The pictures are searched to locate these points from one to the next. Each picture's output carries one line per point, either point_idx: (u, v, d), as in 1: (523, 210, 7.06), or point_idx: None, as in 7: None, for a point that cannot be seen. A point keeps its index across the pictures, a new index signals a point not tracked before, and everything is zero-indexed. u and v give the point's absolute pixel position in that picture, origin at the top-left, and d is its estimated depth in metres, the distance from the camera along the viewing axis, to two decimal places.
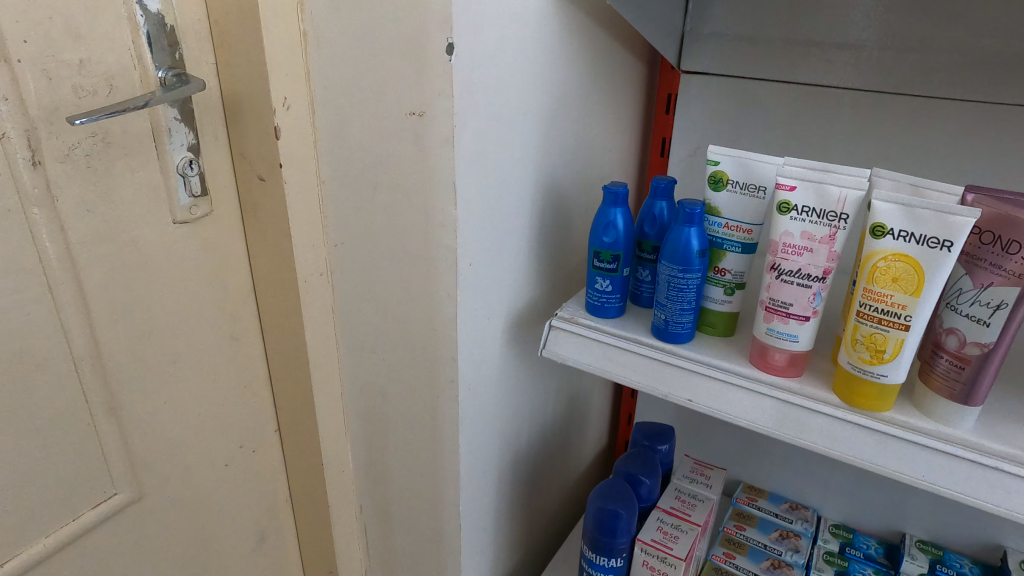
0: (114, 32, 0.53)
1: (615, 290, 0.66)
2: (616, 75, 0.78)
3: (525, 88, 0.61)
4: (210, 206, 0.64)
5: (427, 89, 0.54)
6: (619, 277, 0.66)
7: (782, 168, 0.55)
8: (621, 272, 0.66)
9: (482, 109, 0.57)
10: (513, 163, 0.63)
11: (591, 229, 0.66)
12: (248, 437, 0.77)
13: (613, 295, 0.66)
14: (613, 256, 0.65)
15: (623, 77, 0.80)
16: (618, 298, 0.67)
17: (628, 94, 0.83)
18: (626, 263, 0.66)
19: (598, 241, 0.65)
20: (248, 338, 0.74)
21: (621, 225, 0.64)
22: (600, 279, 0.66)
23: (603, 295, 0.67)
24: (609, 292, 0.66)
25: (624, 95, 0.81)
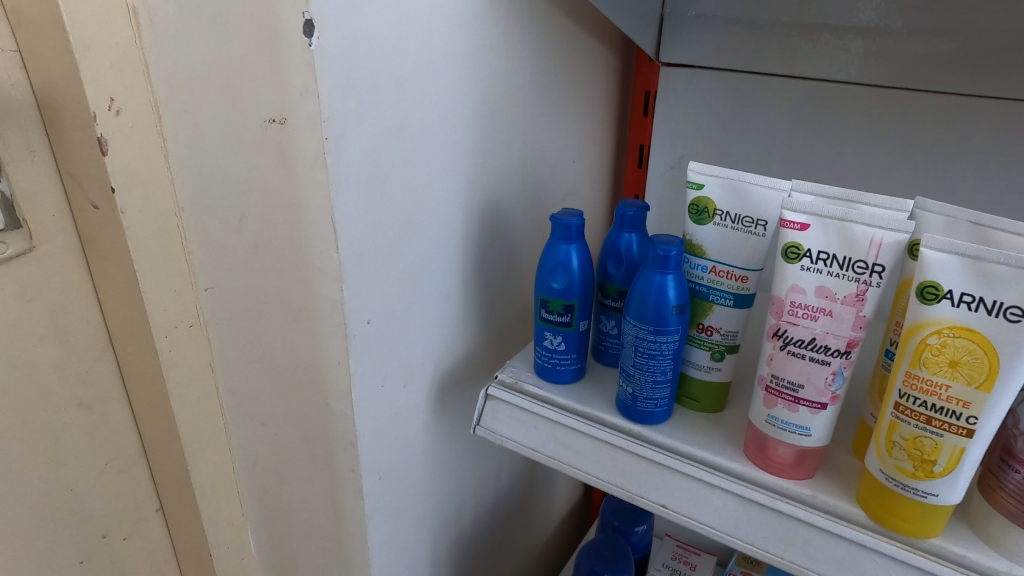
0: None
1: (570, 349, 0.51)
2: (577, 67, 0.62)
3: (443, 84, 0.45)
4: (28, 240, 0.48)
5: (287, 88, 0.38)
6: (575, 333, 0.50)
7: (789, 197, 0.40)
8: (577, 326, 0.50)
9: (373, 113, 0.40)
10: (429, 186, 0.47)
11: (536, 269, 0.50)
12: (115, 522, 0.61)
13: (568, 355, 0.51)
14: (566, 306, 0.49)
15: (588, 68, 0.64)
16: (576, 360, 0.52)
17: (595, 91, 0.67)
18: (584, 315, 0.51)
19: (546, 286, 0.50)
20: (106, 403, 0.58)
21: (575, 266, 0.49)
22: (549, 335, 0.51)
23: (554, 355, 0.51)
24: (562, 351, 0.51)
25: (590, 93, 0.66)
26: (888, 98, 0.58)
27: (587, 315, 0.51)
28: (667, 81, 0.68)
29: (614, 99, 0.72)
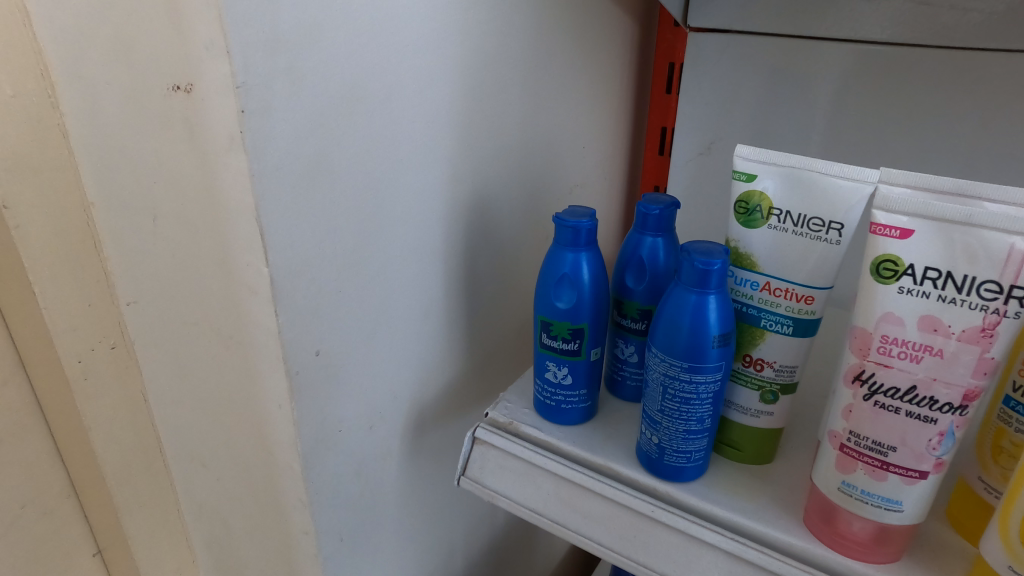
0: None
1: (580, 384, 0.41)
2: (588, 32, 0.51)
3: (413, 44, 0.35)
4: None
5: (189, 42, 0.27)
6: (585, 363, 0.40)
7: (883, 194, 0.29)
8: (589, 355, 0.40)
9: (313, 79, 0.30)
10: (396, 177, 0.36)
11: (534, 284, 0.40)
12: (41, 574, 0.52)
13: (577, 391, 0.41)
14: (574, 331, 0.39)
15: (600, 35, 0.53)
16: (587, 396, 0.41)
17: (610, 63, 0.56)
18: (597, 341, 0.40)
19: (546, 305, 0.39)
20: (19, 437, 0.48)
21: (584, 280, 0.38)
22: (552, 365, 0.41)
23: (560, 392, 0.41)
24: (569, 387, 0.41)
25: (603, 65, 0.55)
26: (974, 69, 0.47)
27: (601, 341, 0.41)
28: (695, 51, 0.57)
29: (632, 72, 0.60)
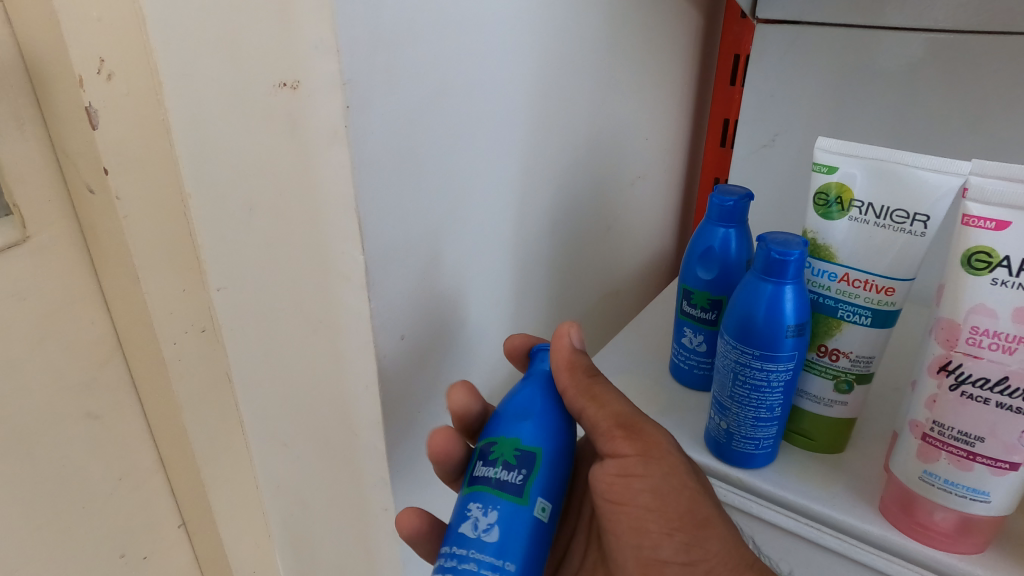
0: None
1: (450, 546, 0.33)
2: (656, 25, 0.51)
3: (494, 38, 0.36)
4: (22, 231, 0.42)
5: (297, 39, 0.29)
6: (526, 513, 0.33)
7: (987, 188, 0.32)
8: (533, 503, 0.33)
9: (408, 75, 0.31)
10: (475, 168, 0.38)
11: (501, 419, 0.37)
12: (134, 541, 0.56)
13: (467, 561, 0.31)
14: (523, 457, 0.34)
15: (668, 27, 0.53)
16: (485, 574, 0.31)
17: (674, 55, 0.56)
18: (550, 491, 0.34)
19: (513, 430, 0.35)
20: (117, 411, 0.52)
21: (545, 414, 0.36)
22: (472, 510, 0.33)
23: (450, 561, 0.32)
24: (460, 556, 0.32)
25: (668, 58, 0.55)
26: None
27: (553, 497, 0.35)
28: (762, 43, 0.57)
29: (696, 64, 0.60)
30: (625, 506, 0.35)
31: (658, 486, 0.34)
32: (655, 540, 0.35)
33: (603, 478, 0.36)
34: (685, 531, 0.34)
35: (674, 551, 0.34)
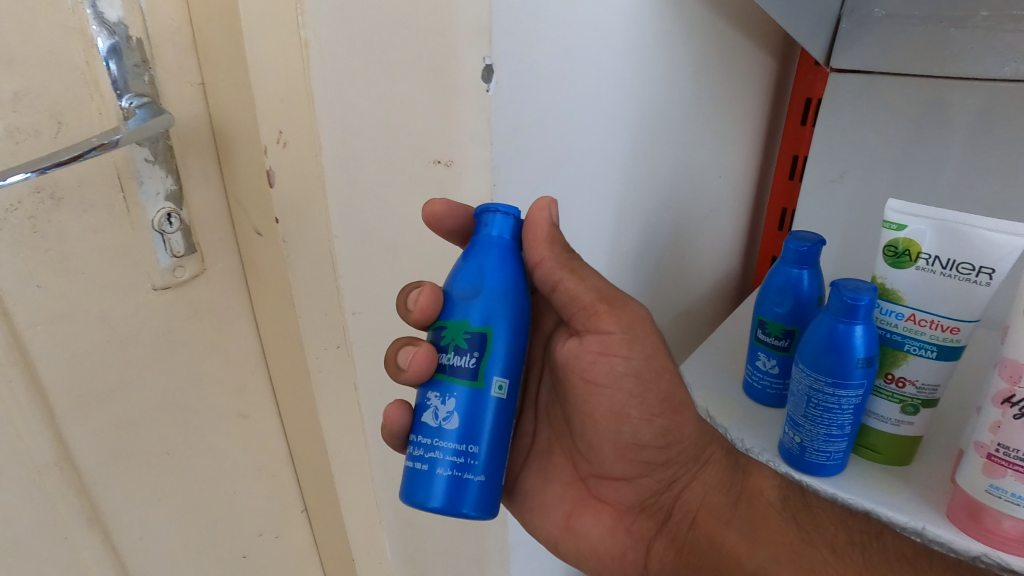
0: (61, 47, 0.41)
1: (421, 434, 0.40)
2: (727, 78, 0.59)
3: (598, 114, 0.45)
4: (200, 265, 0.52)
5: (456, 130, 0.39)
6: (485, 395, 0.39)
7: None
8: (489, 384, 0.39)
9: (535, 153, 0.42)
10: (582, 217, 0.47)
11: (456, 301, 0.41)
12: (268, 522, 0.67)
13: (438, 450, 0.39)
14: (473, 341, 0.40)
15: (738, 78, 0.60)
16: (454, 460, 0.39)
17: (742, 101, 0.62)
18: (503, 369, 0.40)
19: (463, 315, 0.40)
20: (261, 411, 0.63)
21: (500, 294, 0.40)
22: (437, 396, 0.40)
23: (422, 449, 0.39)
24: (429, 443, 0.39)
25: (738, 104, 0.61)
26: None
27: (508, 374, 0.40)
28: None
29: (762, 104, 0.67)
30: (601, 384, 0.48)
31: (640, 370, 0.47)
32: (633, 425, 0.49)
33: (586, 354, 0.48)
34: (660, 418, 0.49)
35: (648, 436, 0.49)
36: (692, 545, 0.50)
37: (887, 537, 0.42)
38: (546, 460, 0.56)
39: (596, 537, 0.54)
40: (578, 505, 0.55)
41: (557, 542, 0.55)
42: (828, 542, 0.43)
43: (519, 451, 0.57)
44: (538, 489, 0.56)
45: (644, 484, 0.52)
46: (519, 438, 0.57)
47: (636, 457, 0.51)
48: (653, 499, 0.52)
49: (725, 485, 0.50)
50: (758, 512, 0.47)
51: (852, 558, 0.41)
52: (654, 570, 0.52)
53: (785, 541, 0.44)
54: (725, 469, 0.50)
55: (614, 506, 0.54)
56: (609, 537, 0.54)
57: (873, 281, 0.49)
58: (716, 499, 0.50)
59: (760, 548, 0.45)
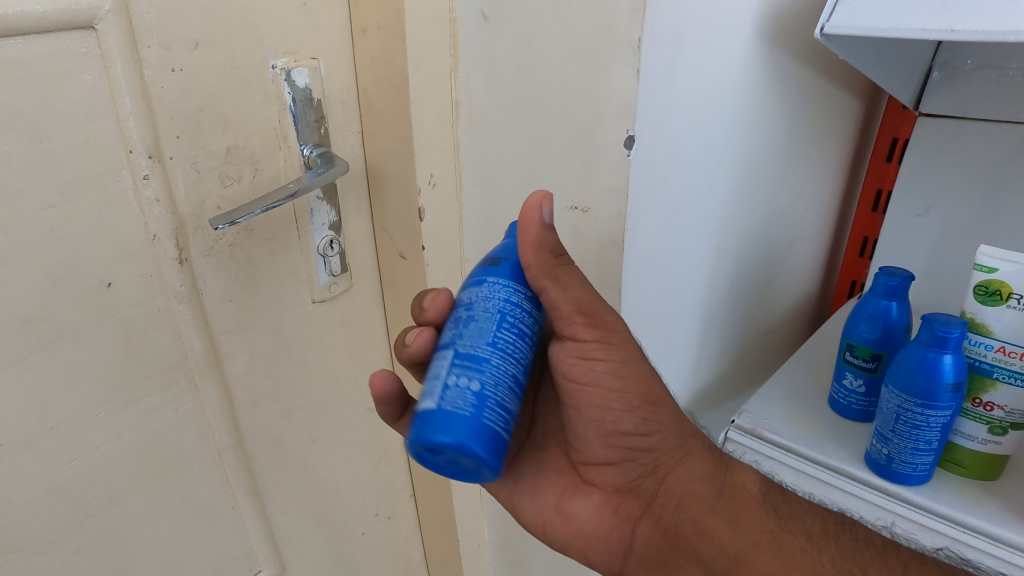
0: (262, 111, 0.52)
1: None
2: (808, 117, 0.65)
3: (708, 166, 0.52)
4: (349, 282, 0.64)
5: (593, 184, 0.47)
6: None
7: None
8: None
9: (659, 202, 0.49)
10: (687, 253, 0.55)
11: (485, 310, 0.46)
12: (383, 505, 0.77)
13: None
14: None
15: (816, 117, 0.66)
16: None
17: (820, 135, 0.68)
18: None
19: None
20: None
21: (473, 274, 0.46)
22: None
23: None
24: None
25: (815, 139, 0.68)
26: None
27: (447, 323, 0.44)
28: None
29: (839, 137, 0.72)
30: (585, 384, 0.48)
31: (617, 369, 0.47)
32: (617, 415, 0.49)
33: (568, 360, 0.47)
34: (642, 410, 0.49)
35: (630, 426, 0.49)
36: (677, 528, 0.50)
37: (857, 530, 0.47)
38: (535, 451, 0.58)
39: (584, 518, 0.55)
40: (568, 489, 0.56)
41: (546, 524, 0.56)
42: (805, 530, 0.47)
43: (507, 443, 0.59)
44: (530, 475, 0.57)
45: (627, 471, 0.52)
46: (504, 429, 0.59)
47: (619, 444, 0.51)
48: (638, 483, 0.52)
49: (709, 476, 0.51)
50: (740, 503, 0.49)
51: (826, 546, 0.45)
52: (637, 551, 0.52)
53: (767, 529, 0.47)
54: (707, 460, 0.51)
55: (601, 489, 0.54)
56: (595, 518, 0.54)
57: (962, 315, 0.56)
58: (701, 488, 0.50)
59: (744, 536, 0.47)
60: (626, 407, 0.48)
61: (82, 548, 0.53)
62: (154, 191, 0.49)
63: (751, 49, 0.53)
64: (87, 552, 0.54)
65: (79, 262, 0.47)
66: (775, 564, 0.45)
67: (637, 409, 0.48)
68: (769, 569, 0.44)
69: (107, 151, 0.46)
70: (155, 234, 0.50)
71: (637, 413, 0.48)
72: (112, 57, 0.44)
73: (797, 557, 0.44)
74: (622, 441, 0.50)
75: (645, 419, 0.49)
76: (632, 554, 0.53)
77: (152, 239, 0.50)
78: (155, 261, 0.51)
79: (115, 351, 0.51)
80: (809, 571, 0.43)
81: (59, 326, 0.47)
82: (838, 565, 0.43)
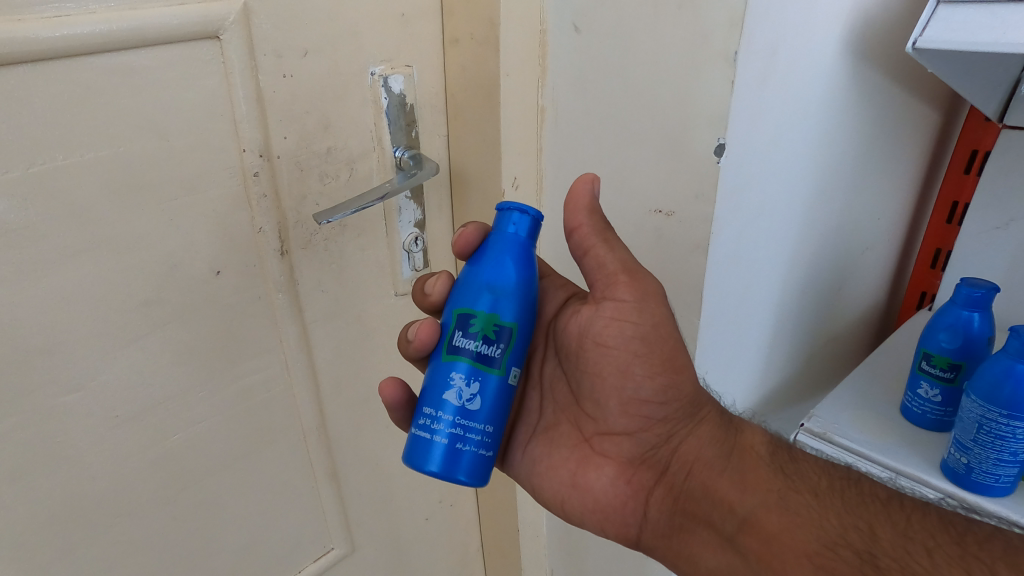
0: (360, 115, 0.56)
1: (426, 405, 0.45)
2: (887, 126, 0.65)
3: (791, 174, 0.54)
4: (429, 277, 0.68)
5: (678, 189, 0.48)
6: (500, 378, 0.45)
7: None
8: (507, 372, 0.46)
9: (744, 208, 0.50)
10: (765, 259, 0.56)
11: (460, 290, 0.47)
12: (446, 492, 0.80)
13: (438, 420, 0.44)
14: (500, 333, 0.45)
15: (895, 126, 0.66)
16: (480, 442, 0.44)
17: (898, 144, 0.68)
18: (517, 360, 0.47)
19: (495, 309, 0.45)
20: None
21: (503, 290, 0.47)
22: (473, 385, 0.44)
23: (453, 425, 0.44)
24: (466, 423, 0.44)
25: (893, 148, 0.68)
26: None
27: (519, 364, 0.47)
28: None
29: (916, 146, 0.72)
30: (610, 347, 0.51)
31: (646, 334, 0.50)
32: (638, 381, 0.52)
33: (600, 319, 0.51)
34: (662, 375, 0.51)
35: (651, 392, 0.52)
36: (688, 494, 0.51)
37: (863, 485, 0.45)
38: (553, 429, 0.59)
39: (599, 490, 0.56)
40: (581, 463, 0.57)
41: (563, 501, 0.58)
42: (811, 488, 0.45)
43: (529, 425, 0.61)
44: (545, 454, 0.59)
45: (643, 439, 0.54)
46: (525, 412, 0.61)
47: (638, 412, 0.53)
48: (653, 452, 0.54)
49: (719, 440, 0.51)
50: (749, 464, 0.49)
51: (832, 502, 0.44)
52: (652, 519, 0.53)
53: (775, 490, 0.46)
54: (721, 426, 0.52)
55: (614, 461, 0.56)
56: (610, 491, 0.55)
57: None
58: (711, 452, 0.51)
59: (752, 496, 0.47)
60: (646, 365, 0.51)
61: (179, 513, 0.58)
62: (263, 187, 0.53)
63: (838, 60, 0.54)
64: (184, 518, 0.58)
65: (194, 250, 0.51)
66: (783, 522, 0.44)
67: (655, 372, 0.51)
68: (777, 527, 0.44)
69: (224, 150, 0.50)
70: (260, 227, 0.54)
71: (658, 375, 0.51)
72: (233, 65, 0.48)
73: (803, 515, 0.44)
74: (643, 404, 0.52)
75: (668, 379, 0.51)
76: (646, 523, 0.54)
77: (257, 232, 0.54)
78: (260, 252, 0.55)
79: (220, 334, 0.55)
80: (813, 531, 0.42)
81: (173, 308, 0.51)
82: (842, 521, 0.42)
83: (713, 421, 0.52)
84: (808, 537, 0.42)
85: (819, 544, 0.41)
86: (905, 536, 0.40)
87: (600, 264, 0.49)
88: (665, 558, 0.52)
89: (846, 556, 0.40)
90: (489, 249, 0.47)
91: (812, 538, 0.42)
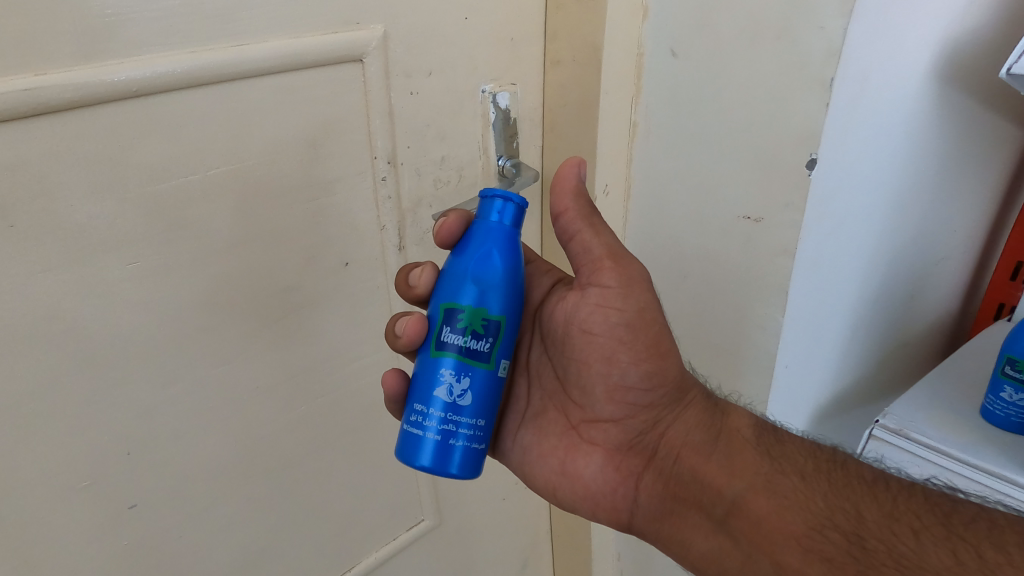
0: (470, 127, 0.63)
1: (416, 401, 0.48)
2: (967, 141, 0.67)
3: (875, 186, 0.57)
4: None
5: (767, 198, 0.53)
6: (490, 371, 0.48)
7: None
8: (497, 366, 0.48)
9: (829, 216, 0.54)
10: (845, 264, 0.60)
11: (445, 283, 0.49)
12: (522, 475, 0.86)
13: (429, 417, 0.47)
14: (489, 327, 0.48)
15: (975, 141, 0.68)
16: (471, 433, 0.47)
17: (978, 158, 0.70)
18: (506, 352, 0.49)
19: (483, 304, 0.48)
20: None
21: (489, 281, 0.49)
22: (462, 381, 0.47)
23: (442, 421, 0.47)
24: (455, 418, 0.47)
25: (974, 162, 0.70)
26: None
27: (508, 355, 0.50)
28: None
29: (994, 161, 0.73)
30: (595, 334, 0.56)
31: (629, 320, 0.54)
32: (624, 368, 0.56)
33: (585, 306, 0.55)
34: (647, 362, 0.55)
35: (636, 378, 0.56)
36: (676, 479, 0.55)
37: (849, 466, 0.49)
38: (541, 416, 0.63)
39: (589, 477, 0.60)
40: (571, 450, 0.62)
41: (556, 488, 0.62)
42: (797, 470, 0.49)
43: (517, 413, 0.65)
44: (536, 442, 0.63)
45: (630, 425, 0.58)
46: (513, 399, 0.65)
47: (624, 398, 0.57)
48: (639, 438, 0.58)
49: (704, 425, 0.55)
50: (734, 448, 0.53)
51: (818, 484, 0.47)
52: (642, 503, 0.58)
53: (762, 472, 0.50)
54: (706, 411, 0.56)
55: (603, 447, 0.60)
56: (599, 477, 0.60)
57: None
58: (697, 437, 0.55)
59: (739, 479, 0.50)
60: (630, 352, 0.55)
61: (302, 477, 0.66)
62: (389, 190, 0.60)
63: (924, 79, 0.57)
64: (306, 481, 0.66)
65: (331, 245, 0.59)
66: (771, 506, 0.48)
67: (637, 359, 0.55)
68: (765, 509, 0.48)
69: (359, 158, 0.58)
70: (384, 225, 0.62)
71: (641, 361, 0.55)
72: (371, 84, 0.56)
73: (791, 497, 0.48)
74: (628, 390, 0.57)
75: (653, 365, 0.56)
76: (637, 508, 0.58)
77: (381, 229, 0.62)
78: (382, 247, 0.63)
79: (345, 318, 0.63)
80: (800, 511, 0.46)
81: (309, 294, 0.59)
82: (828, 504, 0.46)
83: (694, 406, 0.57)
84: (794, 519, 0.46)
85: (805, 526, 0.45)
86: (890, 514, 0.44)
87: (587, 248, 0.53)
88: (656, 539, 0.57)
89: (833, 536, 0.44)
90: (472, 240, 0.49)
91: (798, 519, 0.46)
